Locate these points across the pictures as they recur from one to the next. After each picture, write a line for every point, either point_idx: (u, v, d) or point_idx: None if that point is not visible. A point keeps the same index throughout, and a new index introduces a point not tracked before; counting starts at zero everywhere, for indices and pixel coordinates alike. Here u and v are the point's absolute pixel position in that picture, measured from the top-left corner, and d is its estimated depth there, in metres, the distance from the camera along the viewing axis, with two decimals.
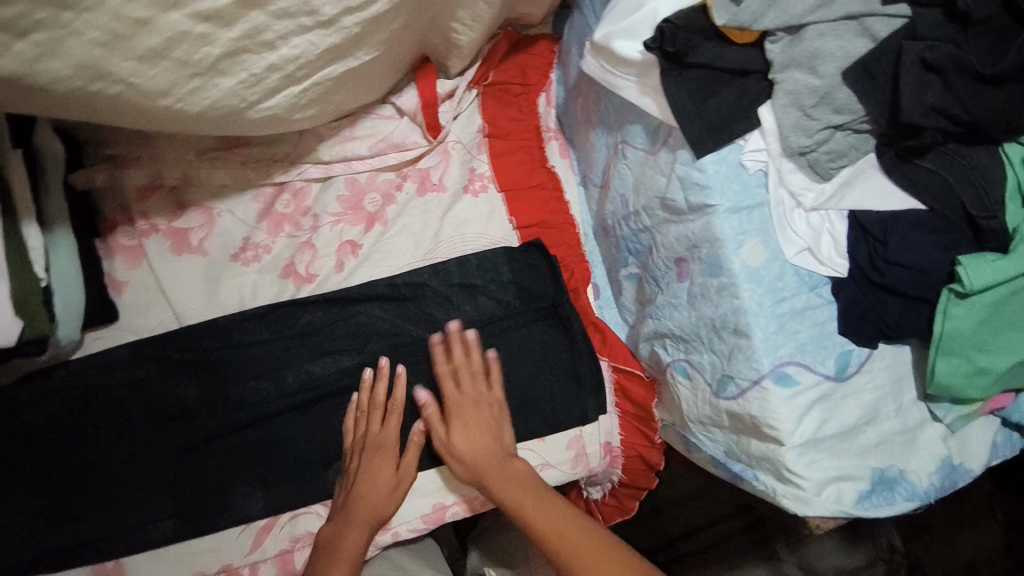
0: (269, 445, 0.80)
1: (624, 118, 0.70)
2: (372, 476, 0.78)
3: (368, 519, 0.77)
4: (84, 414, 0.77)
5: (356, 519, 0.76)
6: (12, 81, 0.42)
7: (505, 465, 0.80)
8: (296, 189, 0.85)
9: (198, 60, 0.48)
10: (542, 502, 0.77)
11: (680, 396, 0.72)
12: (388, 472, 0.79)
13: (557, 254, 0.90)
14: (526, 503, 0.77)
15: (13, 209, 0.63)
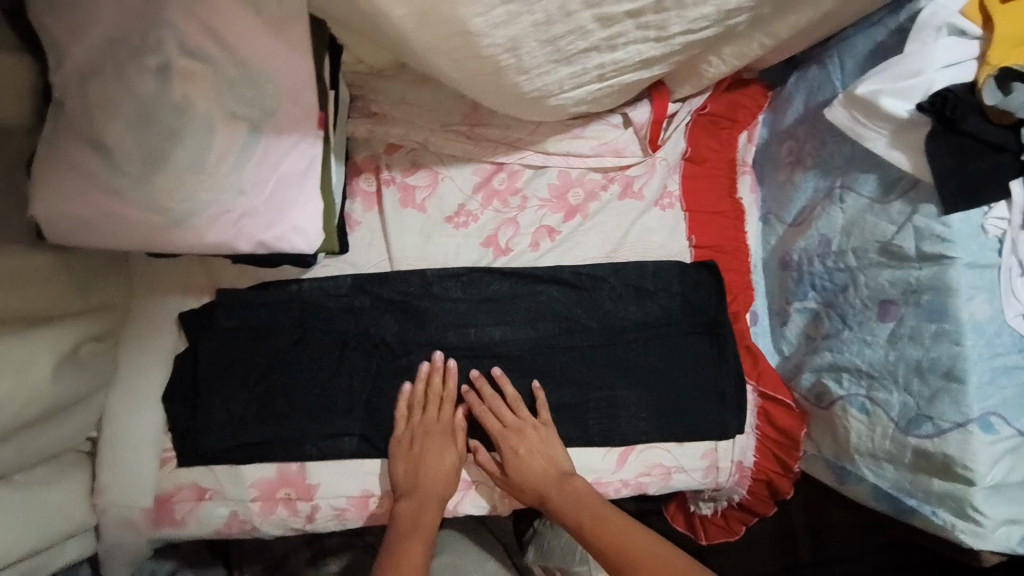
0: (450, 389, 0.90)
1: (851, 166, 0.78)
2: (438, 454, 0.85)
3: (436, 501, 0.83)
4: (303, 328, 0.86)
5: (428, 502, 0.83)
6: (447, 43, 0.51)
7: (558, 487, 0.87)
8: (513, 170, 0.94)
9: (568, 49, 0.57)
10: (600, 517, 0.84)
11: (850, 429, 0.80)
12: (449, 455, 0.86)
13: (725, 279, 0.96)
14: (586, 519, 0.84)
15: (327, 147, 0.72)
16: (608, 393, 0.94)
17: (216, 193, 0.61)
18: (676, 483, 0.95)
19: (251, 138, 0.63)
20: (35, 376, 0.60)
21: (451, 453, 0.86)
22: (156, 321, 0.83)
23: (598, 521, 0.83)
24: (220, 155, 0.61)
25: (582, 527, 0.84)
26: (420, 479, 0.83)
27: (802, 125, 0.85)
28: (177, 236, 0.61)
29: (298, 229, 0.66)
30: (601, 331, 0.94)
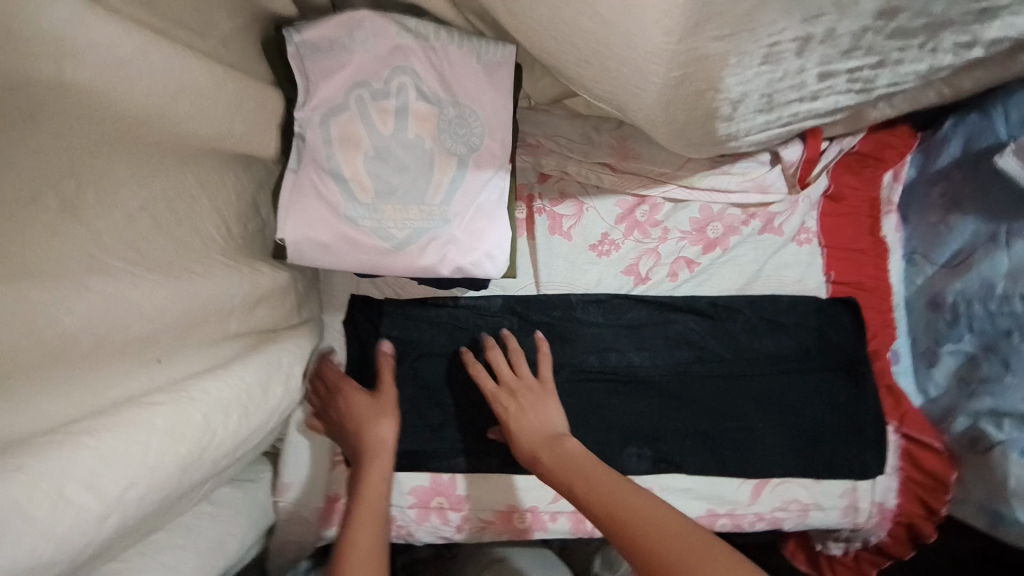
0: (589, 412, 0.91)
1: (1018, 210, 0.80)
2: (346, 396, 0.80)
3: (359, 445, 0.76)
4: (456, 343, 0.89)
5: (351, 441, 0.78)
6: (696, 96, 0.54)
7: (547, 446, 0.75)
8: (655, 203, 0.98)
9: (779, 99, 0.60)
10: (611, 478, 0.67)
11: (1009, 475, 0.78)
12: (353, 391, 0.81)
13: (864, 320, 0.95)
14: (576, 480, 0.69)
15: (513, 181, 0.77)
16: (742, 424, 0.93)
17: (430, 222, 0.67)
18: (813, 520, 0.93)
19: (460, 170, 0.69)
20: (290, 379, 0.61)
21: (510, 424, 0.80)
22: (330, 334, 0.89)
23: (585, 467, 0.70)
24: (436, 187, 0.67)
25: (580, 483, 0.68)
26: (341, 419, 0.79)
27: (960, 168, 0.88)
28: (392, 260, 0.67)
29: (488, 254, 0.70)
30: (734, 362, 0.94)
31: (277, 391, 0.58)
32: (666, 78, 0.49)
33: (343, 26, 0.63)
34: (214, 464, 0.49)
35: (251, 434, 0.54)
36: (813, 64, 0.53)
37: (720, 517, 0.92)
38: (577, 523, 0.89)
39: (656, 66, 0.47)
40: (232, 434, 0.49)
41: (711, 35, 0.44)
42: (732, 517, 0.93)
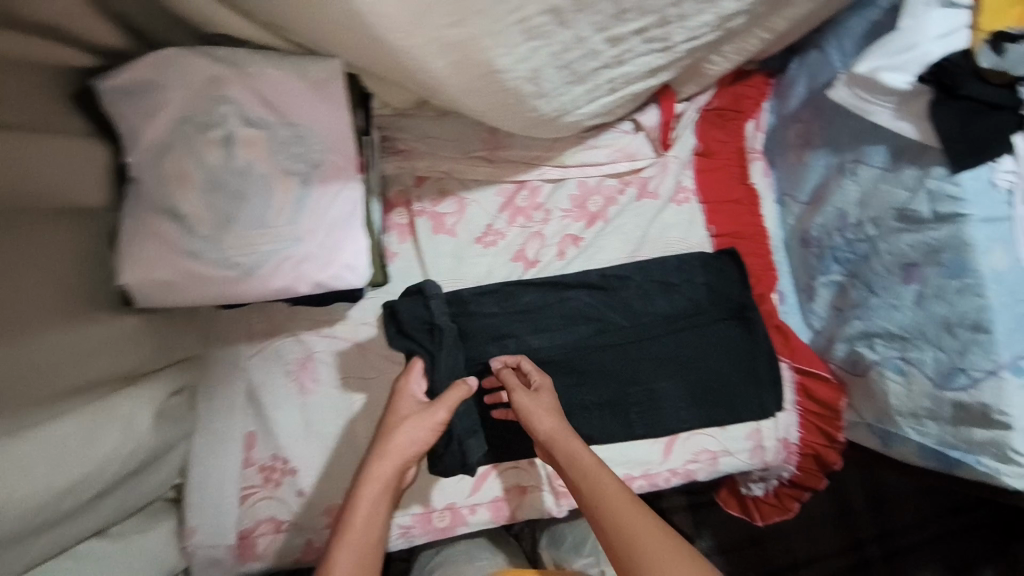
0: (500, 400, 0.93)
1: (859, 140, 0.79)
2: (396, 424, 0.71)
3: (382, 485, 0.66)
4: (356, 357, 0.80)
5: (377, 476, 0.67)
6: (490, 78, 0.56)
7: (566, 437, 0.72)
8: (534, 186, 0.99)
9: (582, 71, 0.62)
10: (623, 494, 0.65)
11: (889, 392, 0.80)
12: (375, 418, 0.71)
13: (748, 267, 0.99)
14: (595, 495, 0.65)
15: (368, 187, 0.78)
16: (648, 386, 0.96)
17: (275, 244, 0.68)
18: (724, 466, 0.97)
19: (303, 189, 0.69)
20: (136, 427, 0.66)
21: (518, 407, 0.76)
22: (227, 369, 0.88)
23: (598, 476, 0.67)
24: (277, 210, 0.68)
25: (589, 491, 0.66)
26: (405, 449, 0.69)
27: (808, 107, 0.90)
28: (244, 287, 0.67)
29: (348, 266, 0.71)
30: (632, 328, 0.97)
31: (115, 442, 0.63)
32: (437, 66, 0.51)
33: (157, 66, 0.63)
34: (26, 519, 0.52)
35: (89, 487, 0.59)
36: (591, 31, 0.56)
37: (637, 479, 0.95)
38: (498, 511, 0.92)
39: (422, 55, 0.49)
40: (40, 488, 0.52)
41: (446, 23, 0.46)
42: (648, 476, 0.96)
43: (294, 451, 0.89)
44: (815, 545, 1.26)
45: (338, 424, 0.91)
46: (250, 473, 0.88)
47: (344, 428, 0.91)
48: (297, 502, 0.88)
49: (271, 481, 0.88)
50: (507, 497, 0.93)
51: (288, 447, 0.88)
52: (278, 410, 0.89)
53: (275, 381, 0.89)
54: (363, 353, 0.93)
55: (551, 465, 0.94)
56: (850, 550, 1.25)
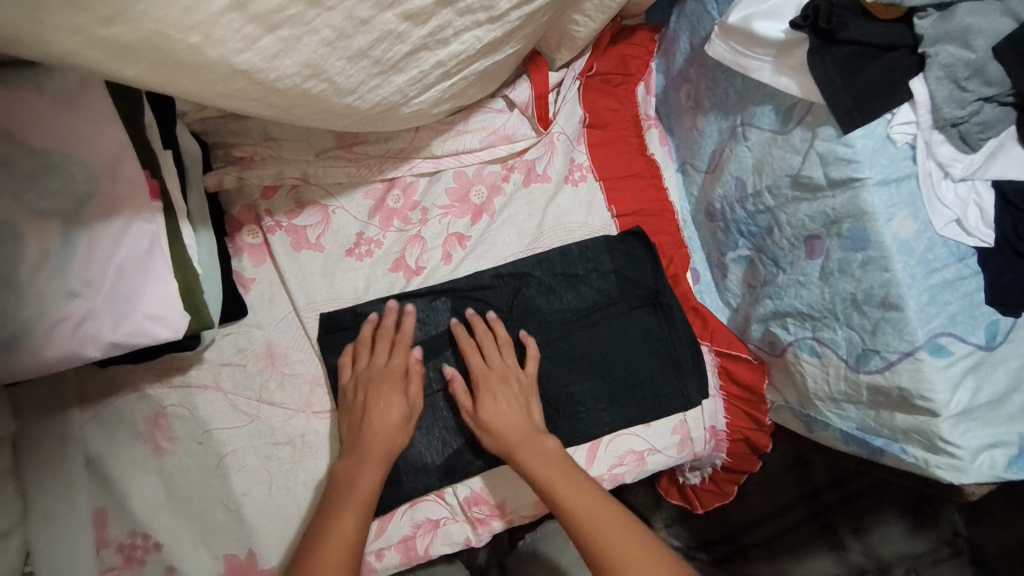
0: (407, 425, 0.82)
1: (746, 100, 0.71)
2: (382, 405, 0.76)
3: (382, 457, 0.74)
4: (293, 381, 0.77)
5: (370, 456, 0.74)
6: (247, 78, 0.43)
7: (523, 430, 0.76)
8: (407, 183, 0.87)
9: (388, 58, 0.50)
10: (594, 499, 0.70)
11: (806, 375, 0.72)
12: (397, 403, 0.77)
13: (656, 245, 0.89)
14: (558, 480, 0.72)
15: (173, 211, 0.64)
16: (560, 392, 0.85)
17: (40, 303, 0.54)
18: (653, 465, 0.88)
19: (68, 232, 0.56)
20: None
21: (478, 412, 0.78)
22: (55, 443, 0.73)
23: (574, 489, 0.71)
24: (37, 261, 0.54)
25: (563, 505, 0.70)
26: (367, 431, 0.75)
27: (693, 66, 0.80)
28: (8, 362, 0.54)
29: (151, 317, 0.58)
30: (540, 330, 0.85)
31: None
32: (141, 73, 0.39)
33: None
34: None
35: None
36: (369, 9, 0.44)
37: None
38: (407, 551, 0.82)
39: (102, 61, 0.37)
40: None
41: (94, 20, 0.34)
42: None
43: (158, 524, 0.76)
44: (773, 500, 1.21)
45: (209, 485, 0.78)
46: (107, 554, 0.75)
47: (212, 489, 0.78)
48: None
49: (134, 560, 0.75)
50: (417, 534, 0.82)
51: (149, 520, 0.76)
52: (129, 478, 0.76)
53: (122, 448, 0.77)
54: (229, 401, 0.80)
55: (464, 491, 0.84)
56: (807, 500, 1.20)
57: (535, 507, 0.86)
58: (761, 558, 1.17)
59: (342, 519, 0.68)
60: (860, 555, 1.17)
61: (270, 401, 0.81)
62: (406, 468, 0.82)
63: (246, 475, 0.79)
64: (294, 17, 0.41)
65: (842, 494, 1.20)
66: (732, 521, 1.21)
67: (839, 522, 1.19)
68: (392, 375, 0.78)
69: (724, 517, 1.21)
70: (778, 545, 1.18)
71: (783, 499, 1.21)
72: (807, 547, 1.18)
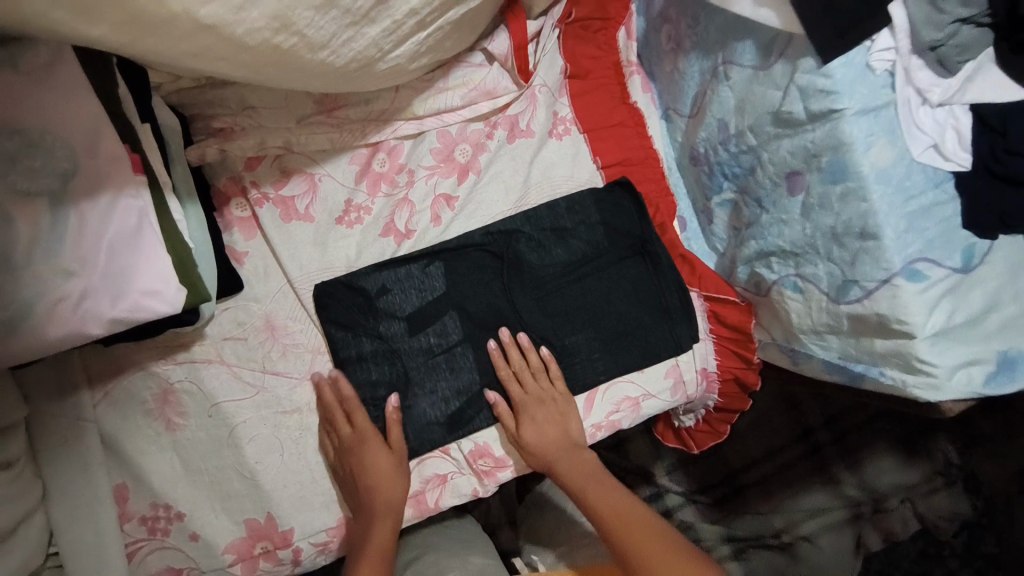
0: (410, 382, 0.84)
1: (727, 37, 0.70)
2: (371, 461, 0.78)
3: (389, 512, 0.77)
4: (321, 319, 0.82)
5: (377, 514, 0.77)
6: (216, 33, 0.43)
7: (568, 454, 0.83)
8: (391, 147, 0.87)
9: (358, 7, 0.49)
10: (655, 531, 0.76)
11: (790, 312, 0.74)
12: (384, 458, 0.79)
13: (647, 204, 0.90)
14: (593, 491, 0.81)
15: (156, 183, 0.64)
16: (556, 346, 0.87)
17: (37, 281, 0.55)
18: (647, 410, 0.90)
19: (57, 212, 0.56)
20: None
21: (525, 441, 0.83)
22: (70, 423, 0.75)
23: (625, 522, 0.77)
24: (29, 243, 0.55)
25: (623, 540, 0.75)
26: (365, 490, 0.77)
27: (673, 6, 0.79)
28: (13, 341, 0.55)
29: (148, 293, 0.59)
30: (533, 285, 0.86)
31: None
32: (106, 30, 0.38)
33: None
34: None
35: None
36: None
37: None
38: (418, 504, 0.84)
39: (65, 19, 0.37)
40: None
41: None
42: None
43: (176, 494, 0.78)
44: (768, 441, 1.25)
45: (222, 456, 0.80)
46: (130, 527, 0.78)
47: (225, 460, 0.80)
48: (192, 547, 0.78)
49: (158, 530, 0.78)
50: (426, 489, 0.85)
51: (166, 490, 0.78)
52: (144, 454, 0.78)
53: (134, 426, 0.78)
54: (234, 373, 0.81)
55: (466, 445, 0.86)
56: (801, 439, 1.24)
57: None
58: (758, 496, 1.21)
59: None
60: (854, 487, 1.19)
61: (274, 370, 0.83)
62: (415, 428, 0.83)
63: (257, 442, 0.80)
64: None
65: (834, 432, 1.24)
66: (730, 464, 1.25)
67: (834, 458, 1.22)
68: (368, 439, 0.79)
69: (721, 462, 1.25)
70: (775, 484, 1.22)
71: (778, 440, 1.25)
72: (803, 482, 1.21)
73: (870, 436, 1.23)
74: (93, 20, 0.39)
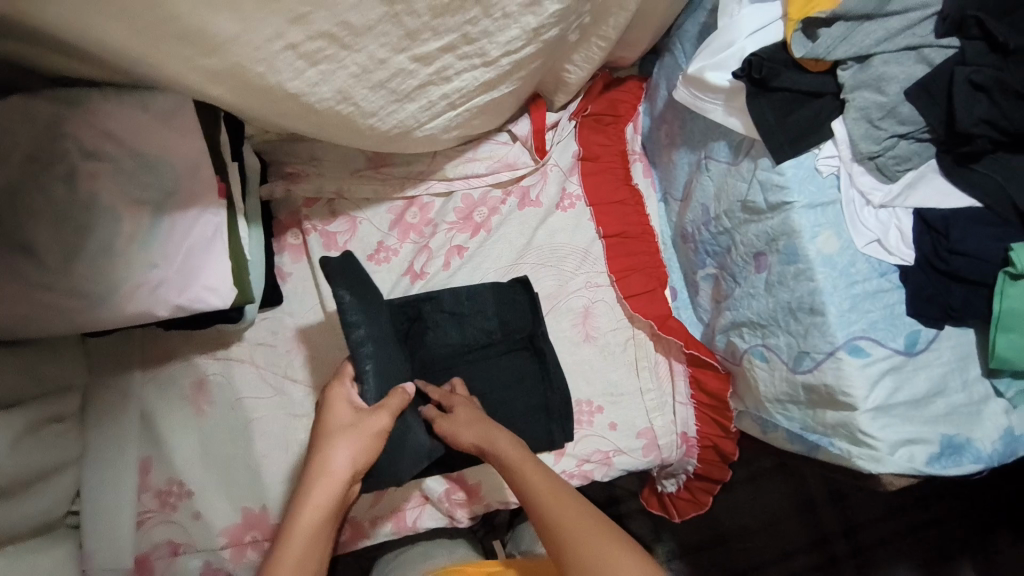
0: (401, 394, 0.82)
1: (709, 137, 0.83)
2: (330, 420, 0.71)
3: (336, 479, 0.68)
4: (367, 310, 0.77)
5: (319, 478, 0.68)
6: (293, 99, 0.59)
7: (492, 436, 0.75)
8: (424, 203, 1.02)
9: (403, 89, 0.66)
10: (576, 517, 0.65)
11: (757, 379, 0.79)
12: (340, 417, 0.71)
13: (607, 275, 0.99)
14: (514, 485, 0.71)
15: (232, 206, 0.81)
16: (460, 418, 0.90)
17: (130, 269, 0.71)
18: (620, 466, 0.96)
19: (156, 217, 0.73)
20: None
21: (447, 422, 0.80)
22: (117, 397, 0.88)
23: (568, 528, 0.64)
24: (129, 238, 0.71)
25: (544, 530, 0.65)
26: (317, 453, 0.69)
27: (670, 109, 0.94)
28: (96, 313, 0.70)
29: (209, 289, 0.74)
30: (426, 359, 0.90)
31: None
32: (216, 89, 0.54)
33: None
34: None
35: None
36: (386, 52, 0.59)
37: None
38: (398, 521, 0.92)
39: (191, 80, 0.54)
40: None
41: (198, 54, 0.51)
42: None
43: (190, 475, 0.90)
44: (779, 544, 1.21)
45: (236, 445, 0.92)
46: (146, 497, 0.89)
47: (238, 452, 0.91)
48: (193, 524, 0.89)
49: (168, 504, 0.89)
50: (407, 507, 0.93)
51: (183, 472, 0.89)
52: (174, 431, 0.90)
53: (170, 407, 0.91)
54: (260, 375, 0.94)
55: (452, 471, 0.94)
56: (816, 547, 1.21)
57: (510, 492, 0.94)
58: None
59: (292, 540, 0.64)
60: None
61: (294, 378, 0.95)
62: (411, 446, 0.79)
63: (268, 441, 0.92)
64: (330, 56, 0.56)
65: (852, 544, 1.22)
66: (735, 561, 1.21)
67: (850, 572, 1.21)
68: (332, 412, 0.72)
69: (727, 557, 1.21)
70: None
71: (789, 544, 1.22)
72: None
73: (885, 554, 1.21)
74: (217, 84, 0.56)
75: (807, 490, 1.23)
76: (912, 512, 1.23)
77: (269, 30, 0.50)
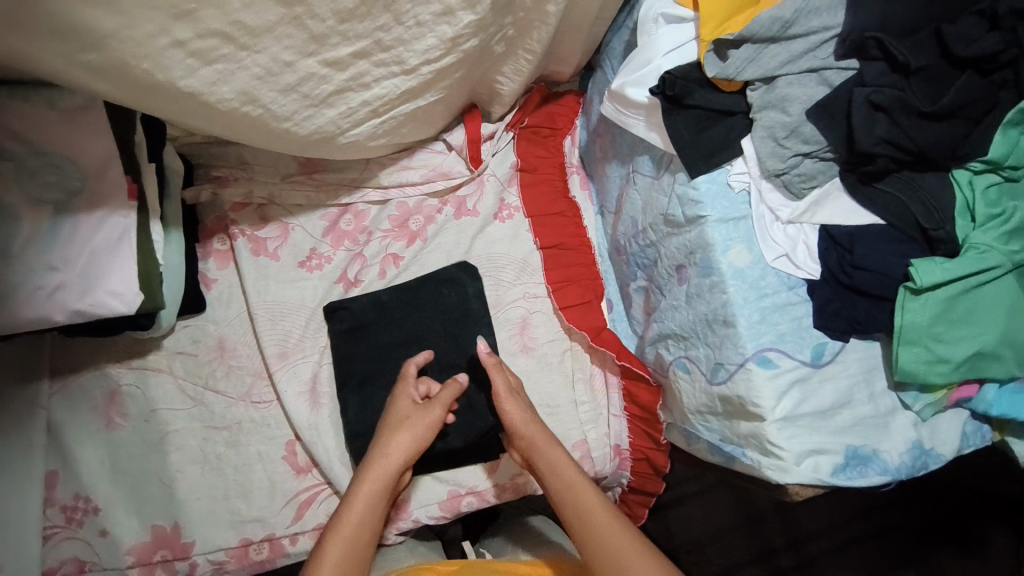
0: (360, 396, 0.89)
1: (635, 151, 0.85)
2: (399, 410, 0.82)
3: (388, 466, 0.76)
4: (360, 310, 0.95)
5: (377, 464, 0.76)
6: (192, 98, 0.58)
7: (545, 443, 0.78)
8: (358, 210, 1.00)
9: (316, 94, 0.65)
10: (609, 518, 0.69)
11: (680, 390, 0.80)
12: (405, 408, 0.82)
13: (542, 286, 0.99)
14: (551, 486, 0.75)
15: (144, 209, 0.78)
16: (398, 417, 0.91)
17: (28, 272, 0.68)
18: None
19: (56, 219, 0.70)
20: None
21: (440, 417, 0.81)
22: (25, 406, 0.83)
23: (599, 527, 0.68)
24: (26, 240, 0.68)
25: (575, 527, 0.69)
26: (379, 442, 0.78)
27: (602, 123, 0.95)
28: None
29: (113, 293, 0.71)
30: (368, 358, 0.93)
31: None
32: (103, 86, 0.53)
33: None
34: None
35: None
36: (292, 55, 0.59)
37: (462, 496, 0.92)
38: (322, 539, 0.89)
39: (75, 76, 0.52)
40: None
41: (77, 48, 0.49)
42: (475, 494, 0.92)
43: (99, 490, 0.85)
44: (726, 557, 1.22)
45: (149, 460, 0.88)
46: (51, 513, 0.85)
47: (151, 466, 0.87)
48: (99, 542, 0.84)
49: (74, 521, 0.85)
50: None
51: (93, 487, 0.85)
52: (80, 445, 0.86)
53: (80, 418, 0.87)
54: (178, 385, 0.90)
55: None
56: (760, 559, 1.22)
57: (440, 507, 0.92)
58: None
59: (348, 515, 0.72)
60: None
61: (215, 388, 0.91)
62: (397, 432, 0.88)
63: (185, 454, 0.88)
64: (228, 57, 0.55)
65: (797, 557, 1.23)
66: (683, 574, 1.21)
67: None
68: (405, 409, 0.82)
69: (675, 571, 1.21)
70: None
71: (737, 556, 1.23)
72: None
73: (827, 565, 1.23)
74: (106, 81, 0.54)
75: (753, 503, 1.24)
76: (853, 525, 1.24)
77: (152, 26, 0.49)
